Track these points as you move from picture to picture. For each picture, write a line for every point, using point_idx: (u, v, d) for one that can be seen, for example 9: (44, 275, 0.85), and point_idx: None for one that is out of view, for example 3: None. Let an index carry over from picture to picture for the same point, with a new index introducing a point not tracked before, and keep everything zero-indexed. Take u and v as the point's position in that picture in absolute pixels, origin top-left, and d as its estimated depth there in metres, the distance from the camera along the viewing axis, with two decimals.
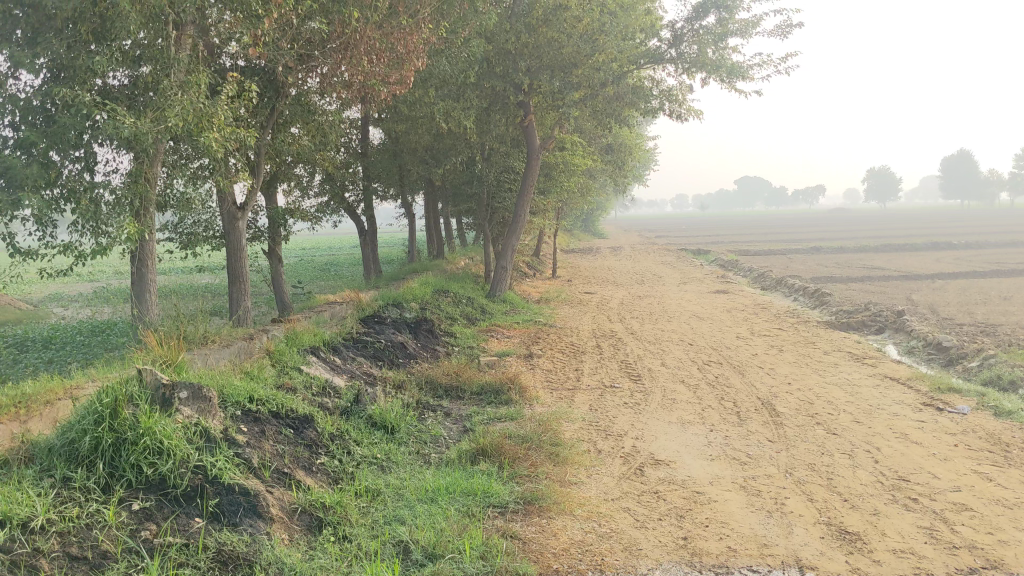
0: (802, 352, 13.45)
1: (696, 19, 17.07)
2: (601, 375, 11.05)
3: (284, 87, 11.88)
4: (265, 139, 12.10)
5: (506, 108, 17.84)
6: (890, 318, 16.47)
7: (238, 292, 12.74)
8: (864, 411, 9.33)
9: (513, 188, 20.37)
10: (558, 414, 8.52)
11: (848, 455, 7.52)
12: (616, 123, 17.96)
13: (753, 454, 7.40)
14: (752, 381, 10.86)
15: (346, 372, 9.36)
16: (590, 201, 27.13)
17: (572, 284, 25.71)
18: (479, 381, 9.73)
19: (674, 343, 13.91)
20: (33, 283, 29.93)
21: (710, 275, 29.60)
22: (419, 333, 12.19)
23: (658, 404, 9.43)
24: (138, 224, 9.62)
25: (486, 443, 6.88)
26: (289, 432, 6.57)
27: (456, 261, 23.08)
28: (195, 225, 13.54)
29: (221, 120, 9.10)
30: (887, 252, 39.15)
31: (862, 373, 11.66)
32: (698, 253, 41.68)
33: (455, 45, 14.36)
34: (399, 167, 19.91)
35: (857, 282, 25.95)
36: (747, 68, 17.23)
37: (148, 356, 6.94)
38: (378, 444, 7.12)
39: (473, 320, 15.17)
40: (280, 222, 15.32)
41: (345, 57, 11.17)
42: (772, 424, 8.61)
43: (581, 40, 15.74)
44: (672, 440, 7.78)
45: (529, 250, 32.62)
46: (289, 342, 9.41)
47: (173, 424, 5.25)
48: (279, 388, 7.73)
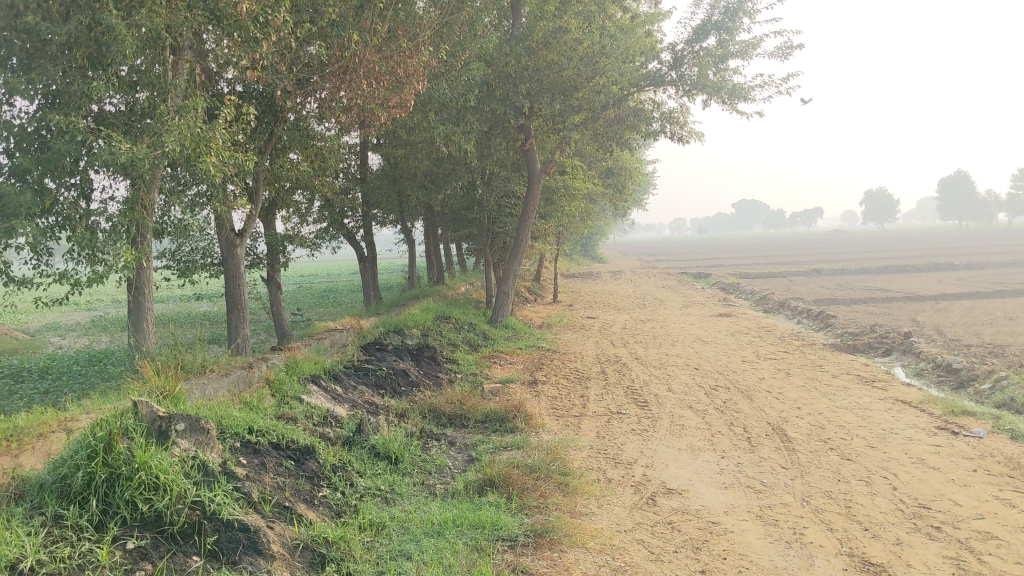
0: (810, 375, 13.28)
1: (696, 41, 17.05)
2: (608, 401, 10.84)
3: (284, 112, 11.75)
4: (264, 165, 11.97)
5: (505, 132, 17.78)
6: (896, 340, 16.29)
7: (238, 319, 12.56)
8: (877, 436, 9.13)
9: (513, 212, 20.24)
10: (565, 442, 8.32)
11: (864, 482, 7.31)
12: (617, 145, 17.88)
13: (767, 481, 7.19)
14: (761, 406, 10.66)
15: (348, 401, 9.16)
16: (590, 226, 27.04)
17: (574, 308, 25.55)
18: (483, 409, 9.53)
19: (679, 367, 13.72)
20: (30, 313, 29.75)
21: (711, 298, 29.46)
22: (422, 360, 12.00)
23: (667, 430, 9.23)
24: (134, 252, 9.43)
25: (494, 473, 6.67)
26: (289, 465, 6.37)
27: (456, 286, 22.92)
28: (194, 252, 13.38)
29: (219, 144, 8.97)
30: (888, 274, 39.04)
31: (872, 396, 11.47)
32: (698, 276, 41.58)
33: (455, 69, 14.29)
34: (399, 192, 19.78)
35: (860, 303, 25.81)
36: (748, 89, 17.16)
37: (144, 386, 6.74)
38: (381, 475, 6.91)
39: (475, 346, 14.99)
40: (279, 248, 15.17)
41: (344, 80, 11.01)
42: (784, 451, 8.41)
43: (582, 62, 15.68)
44: (684, 467, 7.57)
45: (529, 275, 32.49)
46: (289, 371, 9.22)
47: (170, 458, 5.05)
48: (279, 418, 7.53)
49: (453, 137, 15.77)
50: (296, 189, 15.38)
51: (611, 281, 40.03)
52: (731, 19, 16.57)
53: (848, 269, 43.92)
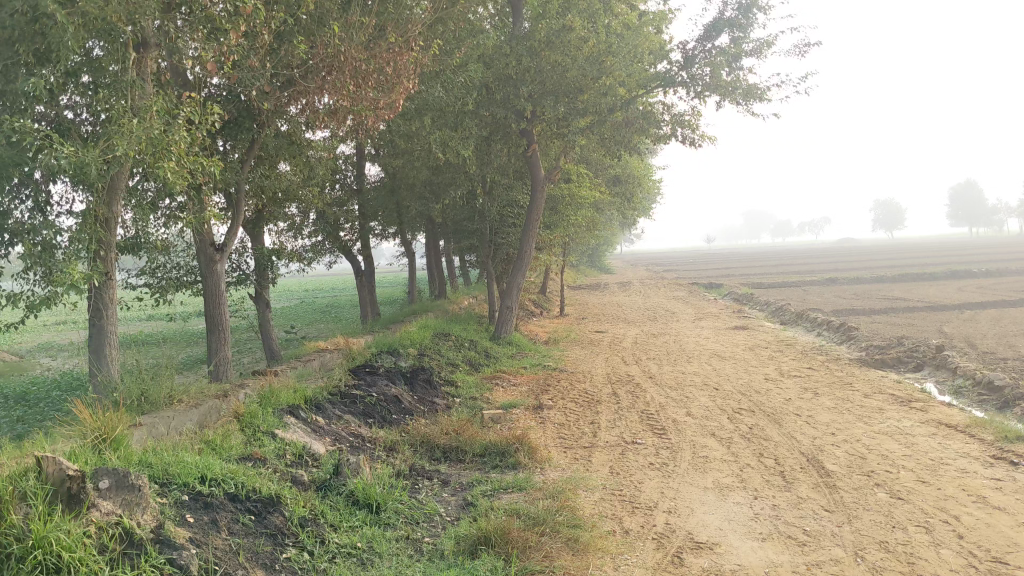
0: (840, 395, 12.23)
1: (708, 40, 16.12)
2: (621, 429, 9.82)
3: (264, 116, 10.72)
4: (244, 174, 10.94)
5: (507, 137, 16.80)
6: (927, 354, 15.27)
7: (218, 341, 11.51)
8: (927, 468, 8.10)
9: (518, 224, 19.21)
10: (573, 482, 7.31)
11: (925, 528, 6.27)
12: (625, 151, 16.91)
13: (811, 530, 6.16)
14: (791, 433, 9.64)
15: (331, 435, 8.16)
16: (598, 235, 26.06)
17: (582, 322, 24.62)
18: (482, 440, 8.52)
19: (697, 387, 12.70)
20: (22, 333, 28.86)
21: (724, 310, 28.39)
22: (416, 384, 10.97)
23: (689, 464, 8.22)
24: (92, 270, 8.46)
25: (489, 528, 5.65)
26: (248, 520, 5.37)
27: (459, 301, 22.01)
28: (171, 268, 12.39)
29: (182, 145, 7.87)
30: (907, 282, 38.03)
31: (912, 419, 10.41)
32: (710, 287, 40.60)
33: (452, 68, 13.33)
34: (397, 203, 18.88)
35: (882, 313, 24.78)
36: (764, 89, 16.24)
37: (76, 430, 5.72)
38: (359, 528, 5.87)
39: (477, 366, 13.99)
40: (267, 264, 14.09)
41: (330, 80, 9.90)
42: (824, 488, 7.39)
43: (586, 62, 14.75)
44: (712, 513, 6.55)
45: (536, 288, 31.47)
46: (263, 402, 8.19)
47: (82, 528, 4.05)
48: (244, 459, 6.55)
49: (451, 143, 14.80)
50: (285, 200, 14.42)
51: (619, 292, 38.96)
52: (745, 15, 15.62)
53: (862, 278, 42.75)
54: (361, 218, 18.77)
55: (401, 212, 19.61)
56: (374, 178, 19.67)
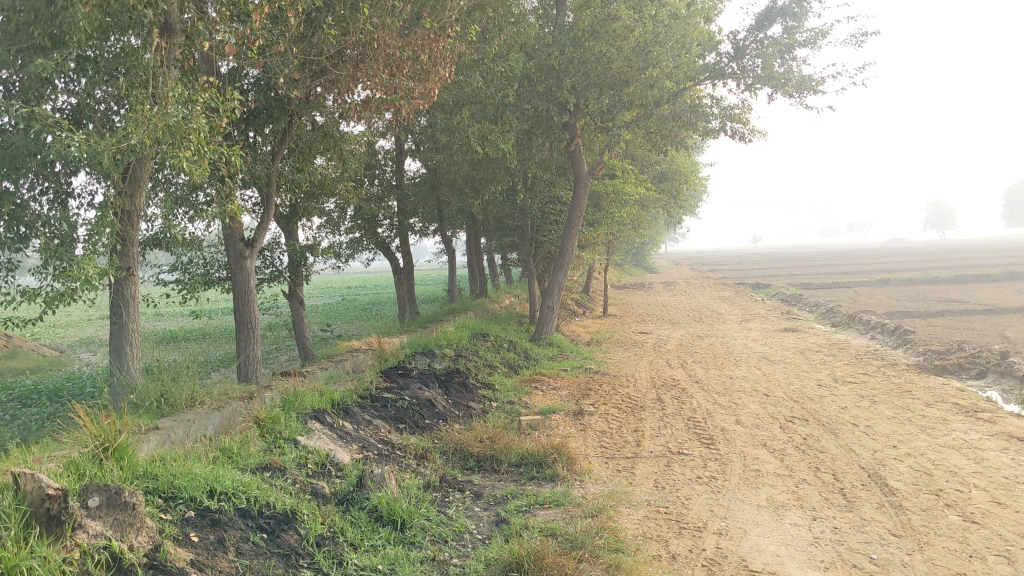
0: (900, 403, 11.54)
1: (760, 30, 15.44)
2: (666, 438, 9.28)
3: (295, 107, 10.31)
4: (275, 167, 10.54)
5: (549, 130, 16.22)
6: (991, 360, 14.47)
7: (248, 339, 11.13)
8: (1001, 486, 7.44)
9: (560, 220, 18.68)
10: (615, 498, 6.78)
11: (1007, 558, 5.64)
12: (672, 146, 16.30)
13: (878, 558, 5.56)
14: (849, 445, 9.01)
15: (358, 441, 7.71)
16: (642, 233, 25.45)
17: (625, 322, 24.04)
18: (518, 449, 8.02)
19: (746, 393, 12.11)
20: (67, 328, 29.03)
21: (771, 311, 27.57)
22: (451, 387, 10.50)
23: (740, 479, 7.65)
24: (112, 265, 8.08)
25: (522, 552, 5.14)
26: (258, 539, 4.92)
27: (500, 299, 21.57)
28: (200, 264, 12.04)
29: (202, 134, 7.45)
30: (962, 284, 36.89)
31: (979, 432, 9.71)
32: (756, 287, 39.78)
33: (492, 58, 12.84)
34: (437, 199, 18.45)
35: (939, 316, 23.84)
36: (818, 80, 15.55)
37: (78, 437, 5.33)
38: (381, 548, 5.39)
39: (516, 368, 13.50)
40: (300, 261, 13.68)
41: (363, 68, 9.46)
42: (889, 509, 6.78)
43: (632, 53, 14.19)
44: (767, 536, 5.99)
45: (579, 287, 30.90)
46: (286, 406, 7.75)
47: (61, 554, 3.65)
48: (260, 469, 6.13)
49: (491, 136, 14.33)
50: (321, 195, 14.04)
51: (664, 292, 38.25)
52: (799, 3, 14.91)
53: (915, 279, 41.53)
54: (399, 214, 18.39)
55: (442, 208, 19.17)
56: (414, 174, 19.27)
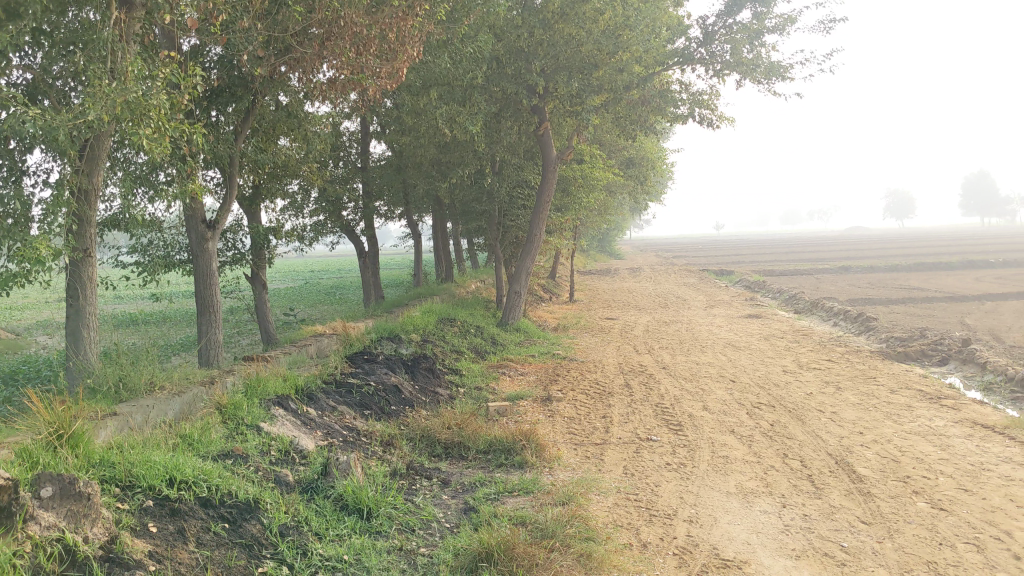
0: (865, 390, 11.59)
1: (729, 15, 15.38)
2: (634, 424, 9.22)
3: (259, 86, 10.06)
4: (238, 147, 10.29)
5: (517, 114, 16.05)
6: (953, 347, 14.62)
7: (209, 323, 10.89)
8: (967, 473, 7.47)
9: (527, 205, 18.55)
10: (585, 485, 6.70)
11: (976, 546, 5.64)
12: (640, 131, 16.23)
13: (849, 546, 5.53)
14: (816, 431, 9.01)
15: (322, 428, 7.56)
16: (609, 219, 25.40)
17: (591, 308, 24.02)
18: (486, 436, 7.91)
19: (713, 379, 12.09)
20: (23, 310, 28.43)
21: (736, 297, 27.70)
22: (417, 373, 10.36)
23: (709, 465, 7.61)
24: (68, 246, 7.82)
25: (491, 542, 5.04)
26: (219, 530, 4.77)
27: (466, 284, 21.43)
28: (160, 246, 11.77)
29: (163, 111, 7.21)
30: (921, 272, 37.36)
31: (944, 418, 9.77)
32: (720, 273, 39.98)
33: (460, 39, 12.64)
34: (404, 182, 18.24)
35: (901, 303, 24.10)
36: (786, 67, 15.53)
37: (31, 423, 5.13)
38: (347, 538, 5.27)
39: (482, 353, 13.39)
40: (264, 244, 13.43)
41: (329, 46, 9.25)
42: (858, 496, 6.77)
43: (602, 36, 14.06)
44: (738, 523, 5.94)
45: (545, 272, 30.81)
46: (248, 392, 7.56)
47: (12, 547, 3.48)
48: (222, 457, 5.96)
49: (459, 119, 14.15)
50: (284, 176, 13.78)
51: (629, 278, 38.26)
52: None
53: (877, 266, 42.03)
54: (365, 197, 18.15)
55: (408, 191, 18.95)
56: (380, 157, 19.03)
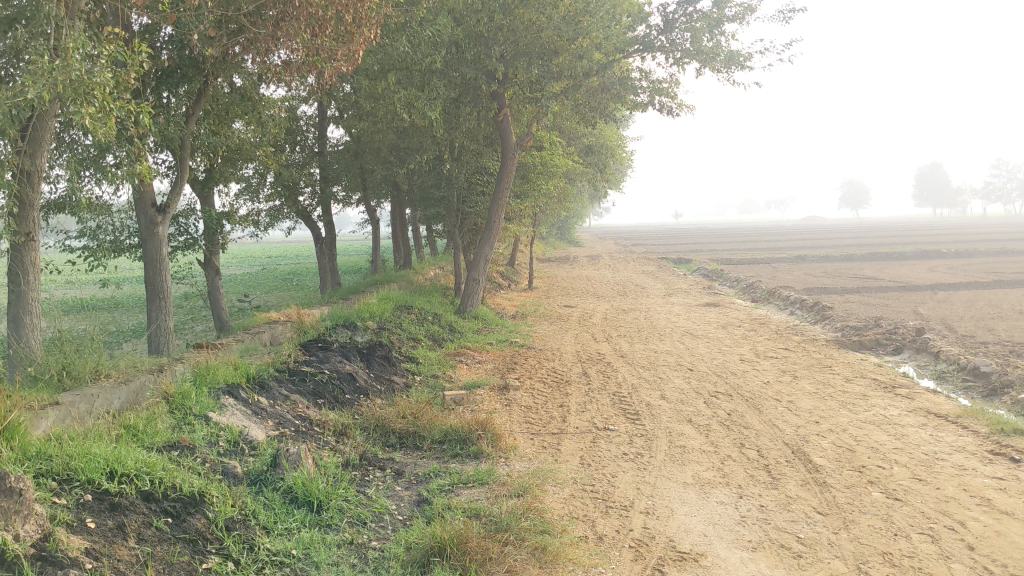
0: (820, 379, 11.64)
1: (689, 3, 15.33)
2: (592, 413, 9.16)
3: (210, 67, 9.79)
4: (189, 129, 10.02)
5: (477, 99, 15.86)
6: (907, 336, 14.76)
7: (159, 310, 10.62)
8: (921, 463, 7.50)
9: (486, 192, 18.40)
10: (541, 477, 6.61)
11: (931, 537, 5.64)
12: (600, 118, 16.15)
13: (805, 538, 5.50)
14: (773, 421, 9.01)
15: (274, 417, 7.38)
16: (568, 206, 25.34)
17: (550, 296, 23.96)
18: (441, 426, 7.79)
19: (671, 368, 12.07)
20: None
21: (693, 286, 27.83)
22: (373, 361, 10.20)
23: (666, 455, 7.56)
24: (8, 230, 7.53)
25: (444, 536, 4.93)
26: (162, 524, 4.60)
27: (425, 271, 21.24)
28: (109, 230, 11.45)
29: (107, 90, 6.95)
30: (876, 262, 37.86)
31: (898, 408, 9.82)
32: (679, 262, 40.19)
33: (418, 23, 12.44)
34: (361, 167, 17.99)
35: (856, 292, 24.35)
36: (746, 56, 15.54)
37: None
38: (295, 532, 5.13)
39: (440, 341, 13.24)
40: (217, 229, 13.14)
41: (282, 26, 9.01)
42: (814, 486, 6.76)
43: (563, 22, 13.91)
44: (694, 515, 5.89)
45: (504, 259, 30.69)
46: (197, 381, 7.36)
47: None
48: (167, 448, 5.78)
49: (417, 104, 13.95)
50: (238, 160, 13.50)
51: (589, 266, 38.18)
52: None
53: (832, 255, 42.53)
54: (321, 182, 17.87)
55: (366, 177, 18.70)
56: (337, 142, 18.75)
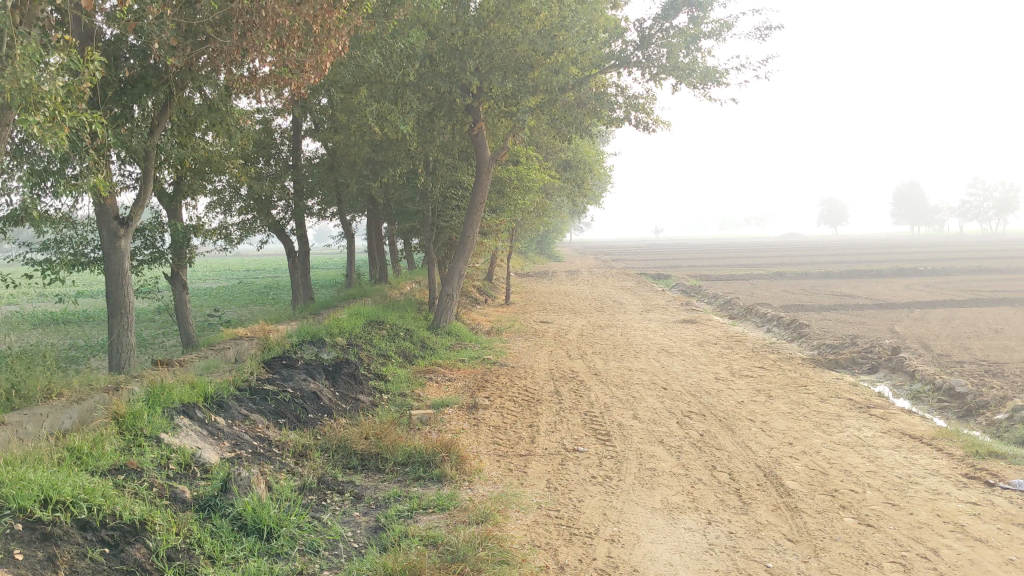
0: (795, 398, 11.50)
1: (666, 19, 15.25)
2: (562, 433, 8.97)
3: (174, 77, 9.56)
4: (153, 140, 9.80)
5: (452, 114, 15.70)
6: (883, 355, 14.67)
7: (121, 326, 10.37)
8: (894, 487, 7.35)
9: (461, 206, 18.22)
10: (504, 502, 6.41)
11: (903, 566, 5.48)
12: (576, 134, 16.05)
13: (773, 567, 5.33)
14: (746, 442, 8.84)
15: (231, 438, 7.15)
16: (546, 222, 25.20)
17: (527, 311, 23.77)
18: (405, 447, 7.57)
19: (644, 386, 11.90)
20: None
21: (672, 302, 27.73)
22: (339, 379, 9.97)
23: (635, 478, 7.37)
24: None
25: None
26: (97, 555, 4.37)
27: (400, 286, 21.02)
28: (71, 243, 11.18)
29: (58, 99, 6.77)
30: (853, 279, 37.92)
31: (873, 429, 9.69)
32: (658, 278, 40.16)
33: (390, 36, 12.27)
34: (336, 181, 17.77)
35: (833, 310, 24.31)
36: (722, 72, 15.47)
37: None
38: (242, 562, 4.90)
39: (411, 358, 13.02)
40: (184, 243, 12.88)
41: (247, 38, 8.79)
42: (785, 511, 6.59)
43: (537, 37, 13.79)
44: (660, 542, 5.71)
45: (482, 274, 30.50)
46: (150, 400, 7.11)
47: None
48: (113, 472, 5.53)
49: (390, 117, 13.77)
50: (207, 173, 13.25)
51: (568, 281, 38.06)
52: None
53: (811, 272, 42.61)
54: (295, 196, 17.63)
55: (340, 191, 18.48)
56: (311, 154, 18.55)
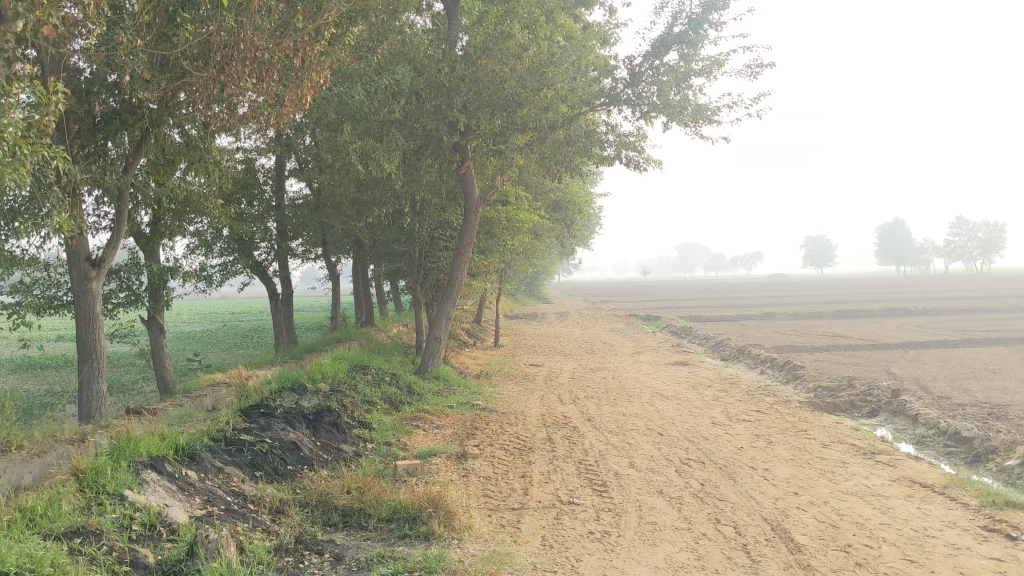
0: (797, 444, 11.06)
1: (656, 56, 15.03)
2: (556, 485, 8.49)
3: (149, 112, 9.18)
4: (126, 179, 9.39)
5: (439, 151, 15.35)
6: (883, 398, 14.26)
7: (91, 373, 9.87)
8: (911, 541, 6.91)
9: (449, 247, 17.81)
10: (498, 563, 5.93)
11: None
12: (566, 172, 15.74)
13: None
14: (749, 492, 8.39)
15: (203, 491, 6.67)
16: (535, 263, 24.85)
17: (516, 354, 23.30)
18: (389, 502, 7.09)
19: (640, 433, 11.43)
20: None
21: (663, 343, 27.31)
22: (321, 428, 9.47)
23: (635, 534, 6.90)
24: None
25: None
26: None
27: (387, 329, 20.55)
28: (42, 286, 10.70)
29: (18, 133, 6.39)
30: (844, 319, 37.62)
31: (880, 476, 9.26)
32: (648, 319, 39.77)
33: (376, 72, 11.95)
34: (321, 222, 17.39)
35: (827, 351, 23.93)
36: (713, 110, 15.20)
37: None
38: None
39: (397, 404, 12.53)
40: (161, 286, 12.44)
41: (226, 72, 8.44)
42: (797, 569, 6.13)
43: (526, 72, 13.52)
44: None
45: (471, 316, 30.03)
46: (115, 454, 6.63)
47: None
48: (69, 537, 5.04)
49: (374, 154, 13.43)
50: (187, 213, 12.84)
51: (557, 324, 37.62)
52: (694, 30, 14.53)
53: (801, 312, 42.41)
54: (278, 237, 17.22)
55: (325, 232, 18.10)
56: (295, 194, 18.20)
